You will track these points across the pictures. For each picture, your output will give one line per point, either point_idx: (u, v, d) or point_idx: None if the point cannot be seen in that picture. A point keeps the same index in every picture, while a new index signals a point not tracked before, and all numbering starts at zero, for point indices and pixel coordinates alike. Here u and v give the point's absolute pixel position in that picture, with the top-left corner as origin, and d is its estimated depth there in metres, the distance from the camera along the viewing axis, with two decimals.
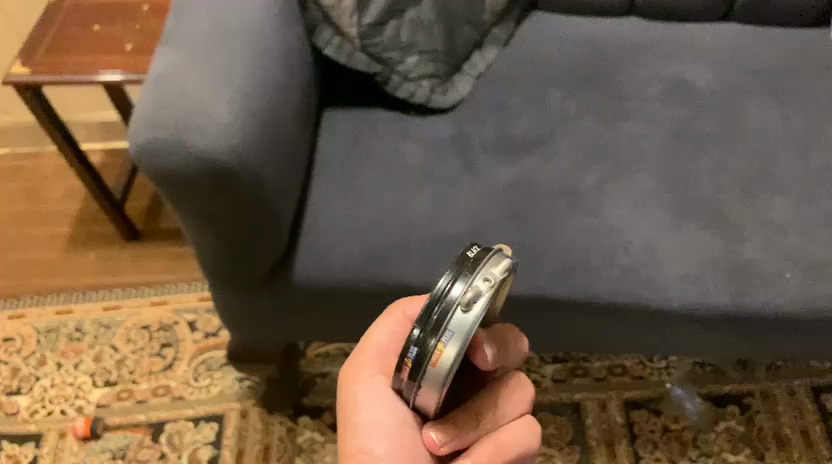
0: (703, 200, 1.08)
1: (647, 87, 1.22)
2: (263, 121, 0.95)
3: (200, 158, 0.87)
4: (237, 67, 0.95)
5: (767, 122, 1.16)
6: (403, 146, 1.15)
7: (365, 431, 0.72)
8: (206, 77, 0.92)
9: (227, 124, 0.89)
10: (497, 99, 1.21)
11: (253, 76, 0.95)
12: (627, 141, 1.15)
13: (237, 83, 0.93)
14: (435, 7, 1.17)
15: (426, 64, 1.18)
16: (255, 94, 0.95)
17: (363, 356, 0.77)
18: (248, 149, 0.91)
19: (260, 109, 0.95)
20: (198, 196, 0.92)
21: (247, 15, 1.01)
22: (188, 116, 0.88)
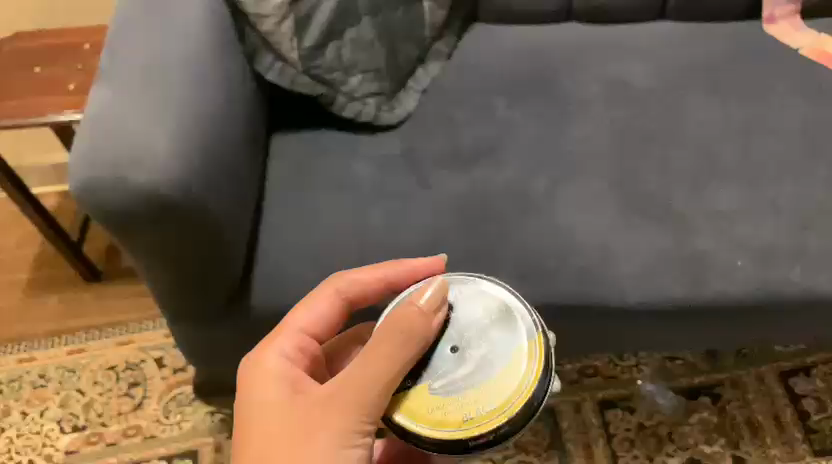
0: (653, 196, 1.10)
1: (590, 88, 1.23)
2: (207, 151, 0.94)
3: (144, 194, 0.87)
4: (176, 96, 0.93)
5: (708, 116, 1.18)
6: (356, 165, 1.15)
7: (273, 389, 0.73)
8: (145, 110, 0.90)
9: (169, 158, 0.88)
10: (447, 110, 1.21)
11: (193, 104, 0.94)
12: (578, 143, 1.16)
13: (178, 114, 0.92)
14: (375, 24, 1.16)
15: (371, 82, 1.18)
16: (196, 124, 0.93)
17: (255, 374, 0.75)
18: (192, 182, 0.90)
19: (202, 140, 0.93)
20: (147, 233, 0.91)
21: (182, 37, 0.98)
22: (128, 153, 0.87)
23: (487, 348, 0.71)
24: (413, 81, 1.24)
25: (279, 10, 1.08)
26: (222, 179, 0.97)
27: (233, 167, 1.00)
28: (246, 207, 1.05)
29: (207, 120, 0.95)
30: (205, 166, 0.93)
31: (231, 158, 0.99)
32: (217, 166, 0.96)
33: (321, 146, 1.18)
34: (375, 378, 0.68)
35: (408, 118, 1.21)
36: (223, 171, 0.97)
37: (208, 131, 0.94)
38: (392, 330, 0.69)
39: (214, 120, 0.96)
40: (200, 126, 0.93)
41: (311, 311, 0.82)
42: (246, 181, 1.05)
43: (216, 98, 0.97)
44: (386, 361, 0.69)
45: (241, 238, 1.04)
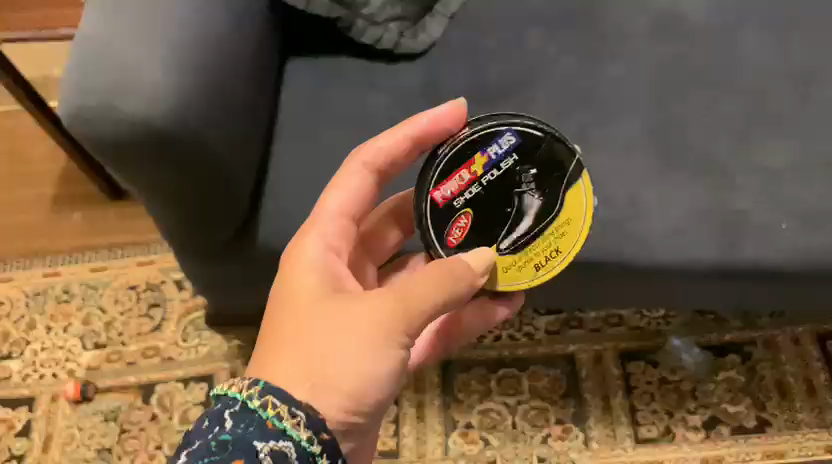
0: (692, 147, 1.00)
1: (635, 20, 1.10)
2: (210, 79, 0.87)
3: (134, 125, 0.82)
4: (173, 20, 0.86)
5: (765, 56, 1.05)
6: (375, 97, 1.08)
7: (307, 272, 0.77)
8: (139, 34, 0.85)
9: (161, 89, 0.83)
10: (476, 40, 1.11)
11: (193, 28, 0.87)
12: (616, 84, 1.05)
13: (174, 40, 0.86)
14: None
15: (393, 4, 1.08)
16: (196, 49, 0.86)
17: (296, 265, 0.78)
18: (187, 114, 0.85)
19: (203, 67, 0.86)
20: (146, 168, 0.87)
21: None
22: (118, 81, 0.82)
23: (543, 196, 0.83)
24: (440, 4, 1.12)
25: None
26: (229, 111, 0.92)
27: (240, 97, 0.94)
28: (253, 138, 0.99)
29: (209, 44, 0.88)
30: (208, 97, 0.87)
31: (240, 88, 0.94)
32: (223, 94, 0.90)
33: (339, 75, 1.10)
34: (419, 297, 0.71)
35: (431, 47, 1.11)
36: (229, 101, 0.91)
37: (209, 56, 0.87)
38: (445, 269, 0.72)
39: (217, 45, 0.89)
40: (201, 51, 0.86)
41: (344, 191, 0.82)
42: (254, 111, 0.99)
43: (220, 20, 0.90)
44: (428, 294, 0.71)
45: (248, 170, 0.99)
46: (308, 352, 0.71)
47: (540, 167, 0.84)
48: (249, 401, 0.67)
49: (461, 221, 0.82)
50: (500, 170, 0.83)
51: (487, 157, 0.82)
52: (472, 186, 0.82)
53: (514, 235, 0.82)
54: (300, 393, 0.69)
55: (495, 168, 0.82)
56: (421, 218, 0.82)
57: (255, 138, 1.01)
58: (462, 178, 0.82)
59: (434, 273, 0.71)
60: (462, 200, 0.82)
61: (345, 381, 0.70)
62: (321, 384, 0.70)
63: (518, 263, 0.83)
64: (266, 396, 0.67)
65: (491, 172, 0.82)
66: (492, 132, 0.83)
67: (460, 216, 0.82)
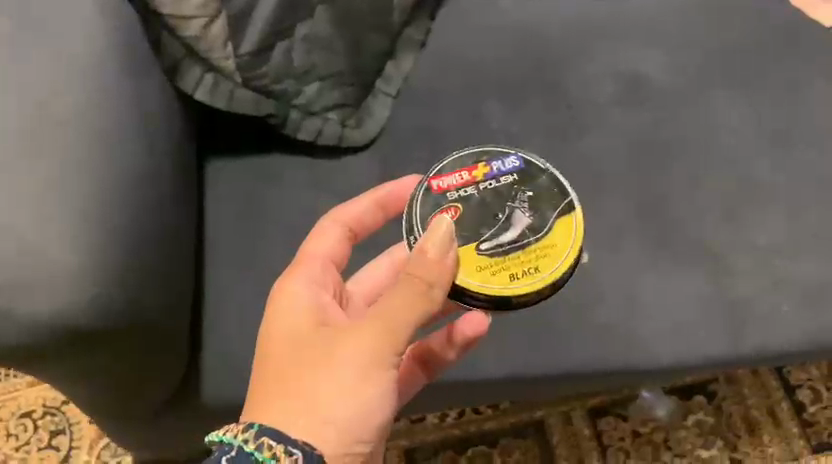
0: (683, 227, 0.91)
1: (599, 86, 1.00)
2: (132, 231, 0.67)
3: (42, 328, 0.61)
4: (72, 166, 0.64)
5: (739, 121, 0.98)
6: (322, 201, 0.92)
7: (289, 312, 0.69)
8: (17, 193, 0.61)
9: (73, 274, 0.62)
10: (427, 120, 0.98)
11: (103, 169, 0.65)
12: (589, 160, 0.95)
13: (81, 192, 0.63)
14: (332, 14, 0.89)
15: (331, 90, 0.92)
16: (111, 196, 0.65)
17: (279, 306, 0.69)
18: (113, 295, 0.64)
19: (123, 220, 0.66)
20: (57, 368, 0.66)
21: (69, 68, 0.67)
22: (7, 274, 0.59)
23: (535, 217, 0.75)
24: (382, 82, 0.98)
25: (205, 11, 0.80)
26: (158, 260, 0.73)
27: (167, 237, 0.75)
28: (183, 276, 0.80)
29: (127, 187, 0.68)
30: (132, 255, 0.67)
31: (165, 227, 0.75)
32: (149, 243, 0.71)
33: (275, 175, 0.94)
34: (399, 307, 0.62)
35: (383, 131, 0.97)
36: (158, 247, 0.73)
37: (129, 202, 0.67)
38: (417, 268, 0.63)
39: (137, 184, 0.69)
40: (117, 199, 0.66)
41: (326, 243, 0.77)
42: (183, 243, 0.81)
43: (137, 148, 0.70)
44: (405, 310, 0.62)
45: (183, 319, 0.80)
46: (298, 388, 0.62)
47: (538, 192, 0.77)
48: (246, 445, 0.60)
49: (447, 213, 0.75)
50: (503, 184, 0.77)
51: (491, 167, 0.78)
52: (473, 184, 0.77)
53: (495, 240, 0.73)
54: (295, 431, 0.61)
55: (495, 180, 0.77)
56: (413, 204, 0.75)
57: (188, 274, 0.82)
58: (462, 176, 0.77)
59: (402, 281, 0.62)
60: (457, 194, 0.76)
61: (342, 413, 0.62)
62: (320, 418, 0.62)
63: (488, 265, 0.72)
64: (263, 437, 0.60)
65: (489, 181, 0.77)
66: (502, 150, 0.79)
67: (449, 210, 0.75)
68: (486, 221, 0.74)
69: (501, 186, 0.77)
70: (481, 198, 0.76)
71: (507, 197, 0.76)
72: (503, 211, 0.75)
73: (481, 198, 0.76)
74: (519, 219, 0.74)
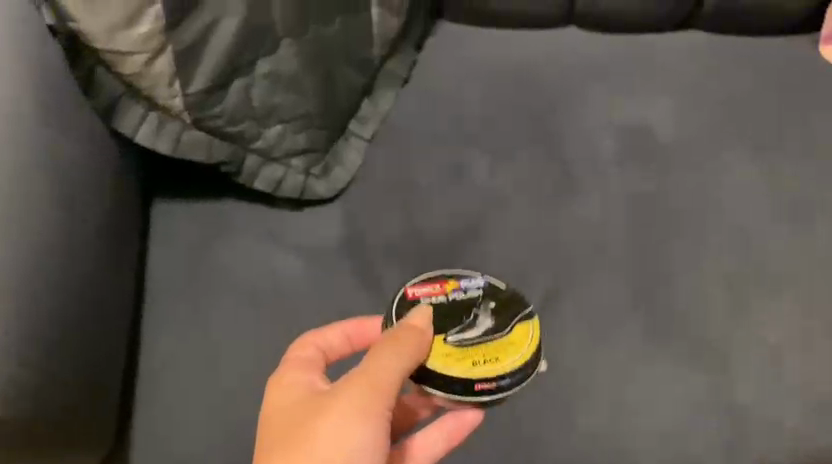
0: (683, 314, 0.80)
1: (600, 139, 0.88)
2: (39, 314, 0.58)
3: None
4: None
5: (752, 191, 0.86)
6: (279, 258, 0.81)
7: (280, 391, 0.57)
8: None
9: None
10: (403, 168, 0.86)
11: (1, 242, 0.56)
12: (584, 228, 0.83)
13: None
14: (299, 51, 0.78)
15: (296, 135, 0.81)
16: (9, 275, 0.56)
17: (274, 391, 0.57)
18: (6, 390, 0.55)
19: (23, 303, 0.56)
20: None
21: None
22: None
23: (502, 329, 0.61)
24: (356, 124, 0.87)
25: (147, 45, 0.69)
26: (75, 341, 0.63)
27: (89, 309, 0.65)
28: (111, 349, 0.70)
29: (32, 262, 0.57)
30: (35, 343, 0.57)
31: (86, 299, 0.65)
32: (62, 324, 0.61)
33: (227, 226, 0.83)
34: (380, 367, 0.53)
35: (353, 181, 0.85)
36: (76, 327, 0.63)
37: (35, 280, 0.57)
38: (397, 335, 0.55)
39: (48, 256, 0.59)
40: (17, 277, 0.56)
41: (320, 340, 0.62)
42: (112, 311, 0.70)
43: (53, 213, 0.61)
44: (388, 356, 0.53)
45: (112, 397, 0.70)
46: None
47: (512, 308, 0.63)
48: None
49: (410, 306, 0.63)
50: (472, 294, 0.64)
51: (460, 281, 0.64)
52: (441, 294, 0.63)
53: (456, 338, 0.59)
54: None
55: (464, 293, 0.63)
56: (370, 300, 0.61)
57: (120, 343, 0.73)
58: (430, 287, 0.63)
59: (388, 338, 0.55)
60: (417, 300, 0.62)
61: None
62: None
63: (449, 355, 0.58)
64: None
65: (457, 293, 0.63)
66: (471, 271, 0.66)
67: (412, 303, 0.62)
68: (445, 328, 0.60)
69: (470, 298, 0.63)
70: (444, 306, 0.62)
71: (473, 307, 0.62)
72: (466, 319, 0.61)
73: (444, 306, 0.62)
74: (481, 324, 0.60)
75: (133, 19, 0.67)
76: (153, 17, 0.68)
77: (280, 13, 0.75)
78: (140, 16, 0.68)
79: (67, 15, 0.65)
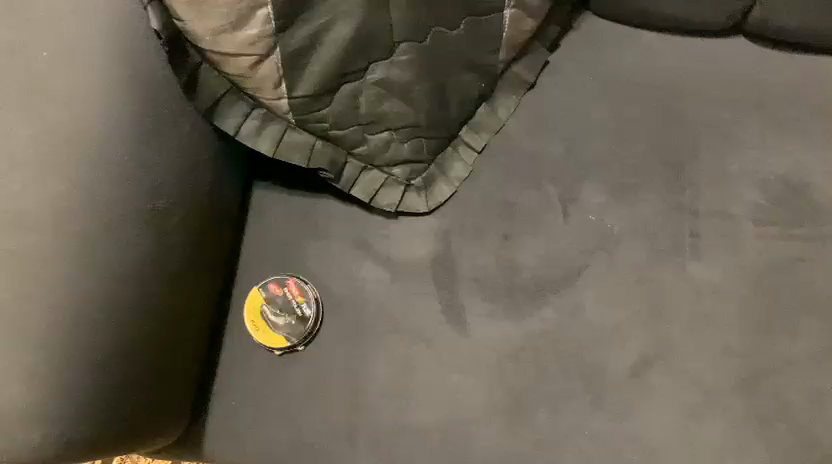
0: (792, 407, 0.71)
1: (736, 189, 0.78)
2: (119, 343, 0.60)
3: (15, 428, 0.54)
4: (38, 277, 0.54)
5: None
6: (367, 269, 0.79)
7: None
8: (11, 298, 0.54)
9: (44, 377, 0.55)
10: (511, 189, 0.80)
11: (90, 281, 0.57)
12: (699, 292, 0.75)
13: (40, 319, 0.54)
14: (417, 58, 0.71)
15: (401, 144, 0.76)
16: (88, 315, 0.57)
17: None
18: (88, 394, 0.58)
19: (100, 339, 0.58)
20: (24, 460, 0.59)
21: (49, 143, 0.55)
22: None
23: None
24: (468, 133, 0.81)
25: (253, 48, 0.65)
26: (148, 361, 0.65)
27: (168, 325, 0.67)
28: (188, 353, 0.71)
29: (112, 296, 0.59)
30: (112, 372, 0.60)
31: (165, 316, 0.66)
32: (141, 352, 0.63)
33: (318, 227, 0.80)
34: None
35: (455, 194, 0.80)
36: (152, 351, 0.65)
37: (115, 315, 0.59)
38: None
39: (127, 287, 0.60)
40: (100, 316, 0.58)
41: None
42: (194, 312, 0.71)
43: (135, 240, 0.61)
44: None
45: (187, 397, 0.73)
46: None
47: None
48: None
49: (277, 285, 0.78)
50: None
51: None
52: (298, 307, 0.77)
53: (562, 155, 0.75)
54: None
55: None
56: None
57: (198, 342, 0.74)
58: None
59: None
60: None
61: None
62: None
63: None
64: None
65: (306, 307, 0.77)
66: None
67: (289, 282, 0.78)
68: None
69: None
70: None
71: None
72: None
73: None
74: None
75: (240, 22, 0.63)
76: (263, 19, 0.63)
77: (398, 20, 0.68)
78: (248, 18, 0.63)
79: (173, 13, 0.61)
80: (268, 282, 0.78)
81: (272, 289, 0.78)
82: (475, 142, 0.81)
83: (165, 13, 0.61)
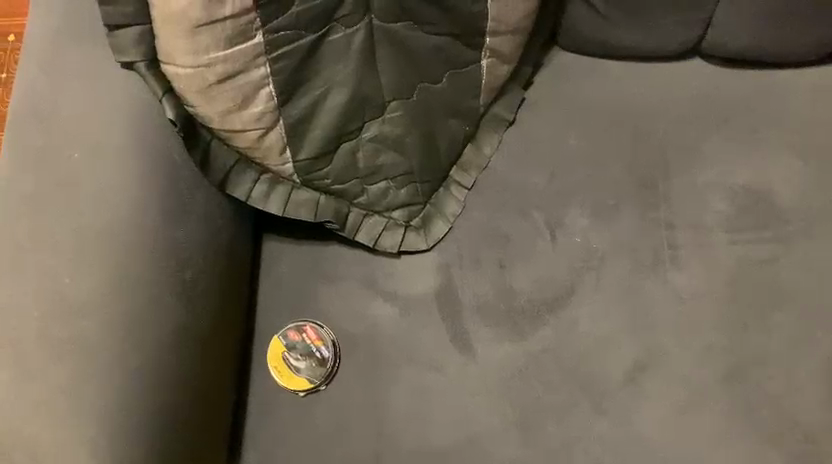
0: (774, 396, 0.79)
1: (707, 201, 0.86)
2: (167, 410, 0.65)
3: None
4: (98, 357, 0.60)
5: None
6: (377, 307, 0.85)
7: None
8: (74, 384, 0.59)
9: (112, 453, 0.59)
10: (502, 220, 0.87)
11: (138, 357, 0.62)
12: (681, 299, 0.82)
13: (101, 395, 0.60)
14: (406, 113, 0.78)
15: (398, 191, 0.83)
16: (140, 388, 0.62)
17: None
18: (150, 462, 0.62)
19: (151, 409, 0.63)
20: None
21: (94, 235, 0.62)
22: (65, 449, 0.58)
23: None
24: (458, 172, 0.87)
25: (259, 123, 0.71)
26: (191, 424, 0.69)
27: (205, 386, 0.71)
28: (220, 408, 0.76)
29: (158, 366, 0.64)
30: (163, 440, 0.64)
31: (200, 380, 0.70)
32: (184, 416, 0.67)
33: (329, 271, 0.87)
34: None
35: (451, 230, 0.87)
36: (192, 414, 0.69)
37: (161, 386, 0.64)
38: None
39: (171, 355, 0.65)
40: (149, 387, 0.63)
41: None
42: (224, 370, 0.76)
43: (172, 314, 0.66)
44: None
45: (222, 450, 0.77)
46: None
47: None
48: None
49: (296, 331, 0.84)
50: None
51: None
52: (317, 350, 0.83)
53: None
54: None
55: None
56: None
57: (228, 396, 0.78)
58: None
59: None
60: None
61: None
62: None
63: None
64: None
65: (324, 350, 0.83)
66: None
67: (306, 327, 0.84)
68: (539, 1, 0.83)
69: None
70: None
71: None
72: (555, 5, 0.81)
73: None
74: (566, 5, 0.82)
75: (246, 102, 0.69)
76: (266, 97, 0.69)
77: (386, 82, 0.75)
78: (253, 97, 0.69)
79: (185, 102, 0.68)
80: (287, 329, 0.84)
81: (291, 336, 0.84)
82: (470, 179, 0.87)
83: (178, 102, 0.67)
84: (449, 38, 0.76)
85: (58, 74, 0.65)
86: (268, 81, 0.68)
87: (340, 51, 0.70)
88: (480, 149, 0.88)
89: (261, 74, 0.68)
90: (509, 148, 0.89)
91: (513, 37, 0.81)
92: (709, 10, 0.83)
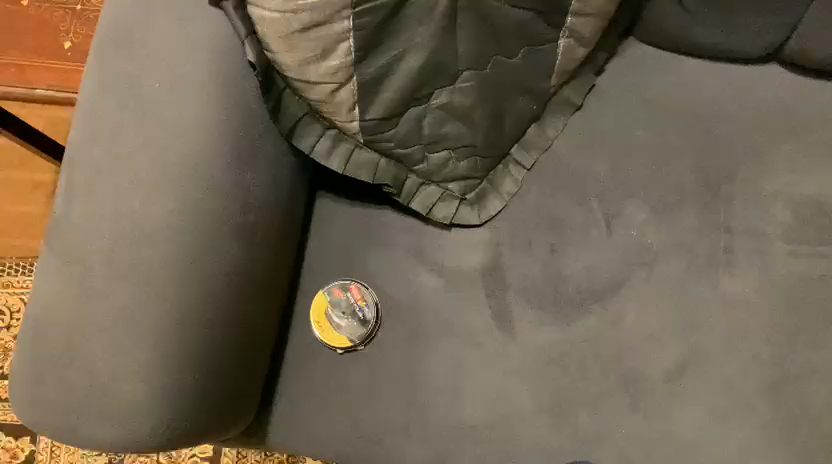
0: (813, 411, 0.78)
1: (768, 209, 0.84)
2: (213, 347, 0.66)
3: (133, 416, 0.62)
4: (157, 285, 0.62)
5: None
6: (422, 276, 0.85)
7: None
8: (131, 310, 0.61)
9: (155, 376, 0.62)
10: (558, 206, 0.86)
11: (193, 293, 0.63)
12: (731, 305, 0.81)
13: (154, 324, 0.62)
14: (477, 85, 0.77)
15: (458, 162, 0.82)
16: (191, 321, 0.63)
17: None
18: (188, 392, 0.65)
19: (199, 343, 0.64)
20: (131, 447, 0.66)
21: (166, 168, 0.63)
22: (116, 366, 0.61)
23: None
24: (518, 151, 0.87)
25: (334, 77, 0.71)
26: (233, 364, 0.70)
27: (250, 331, 0.72)
28: (262, 355, 0.77)
29: (211, 303, 0.65)
30: (205, 374, 0.66)
31: (248, 323, 0.71)
32: (228, 356, 0.69)
33: (380, 236, 0.87)
34: None
35: (504, 208, 0.86)
36: (236, 355, 0.70)
37: (210, 324, 0.65)
38: None
39: (224, 294, 0.66)
40: (202, 323, 0.64)
41: None
42: (269, 319, 0.77)
43: (231, 255, 0.66)
44: None
45: (257, 396, 0.78)
46: None
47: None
48: None
49: (341, 289, 0.84)
50: None
51: None
52: (359, 309, 0.82)
53: None
54: None
55: None
56: None
57: (270, 344, 0.79)
58: None
59: None
60: None
61: None
62: None
63: None
64: None
65: (366, 310, 0.83)
66: None
67: (351, 286, 0.84)
68: None
69: None
70: None
71: None
72: None
73: None
74: None
75: (324, 54, 0.69)
76: (344, 52, 0.69)
77: (463, 51, 0.74)
78: (332, 50, 0.69)
79: (266, 47, 0.68)
80: (332, 286, 0.84)
81: (336, 293, 0.84)
82: (530, 160, 0.87)
83: (259, 46, 0.67)
84: (530, 14, 0.75)
85: (147, 4, 0.66)
86: (349, 36, 0.68)
87: (424, 14, 0.70)
88: (543, 130, 0.87)
89: (343, 28, 0.67)
90: (573, 134, 0.88)
91: (596, 21, 0.80)
92: (800, 13, 0.80)
